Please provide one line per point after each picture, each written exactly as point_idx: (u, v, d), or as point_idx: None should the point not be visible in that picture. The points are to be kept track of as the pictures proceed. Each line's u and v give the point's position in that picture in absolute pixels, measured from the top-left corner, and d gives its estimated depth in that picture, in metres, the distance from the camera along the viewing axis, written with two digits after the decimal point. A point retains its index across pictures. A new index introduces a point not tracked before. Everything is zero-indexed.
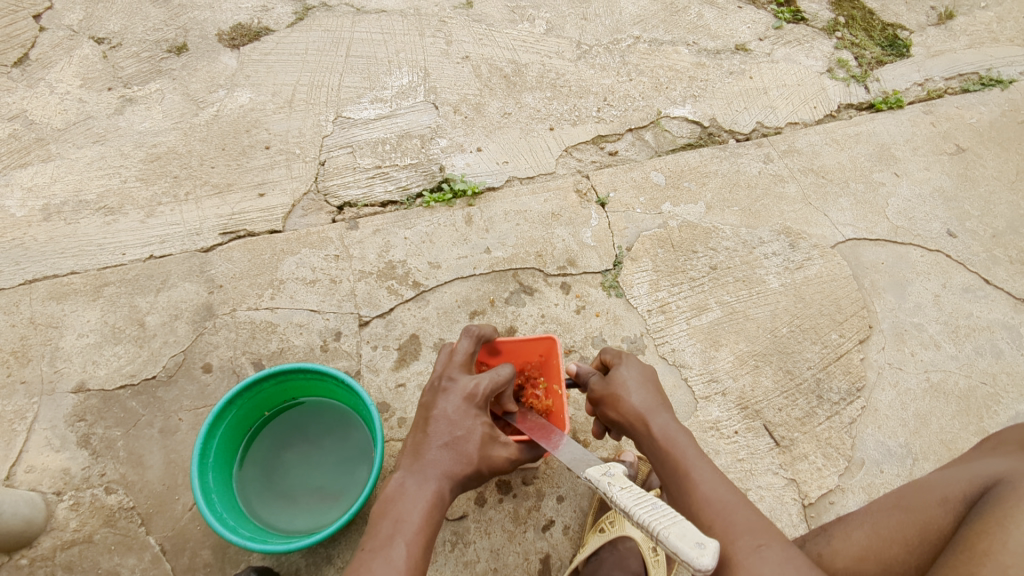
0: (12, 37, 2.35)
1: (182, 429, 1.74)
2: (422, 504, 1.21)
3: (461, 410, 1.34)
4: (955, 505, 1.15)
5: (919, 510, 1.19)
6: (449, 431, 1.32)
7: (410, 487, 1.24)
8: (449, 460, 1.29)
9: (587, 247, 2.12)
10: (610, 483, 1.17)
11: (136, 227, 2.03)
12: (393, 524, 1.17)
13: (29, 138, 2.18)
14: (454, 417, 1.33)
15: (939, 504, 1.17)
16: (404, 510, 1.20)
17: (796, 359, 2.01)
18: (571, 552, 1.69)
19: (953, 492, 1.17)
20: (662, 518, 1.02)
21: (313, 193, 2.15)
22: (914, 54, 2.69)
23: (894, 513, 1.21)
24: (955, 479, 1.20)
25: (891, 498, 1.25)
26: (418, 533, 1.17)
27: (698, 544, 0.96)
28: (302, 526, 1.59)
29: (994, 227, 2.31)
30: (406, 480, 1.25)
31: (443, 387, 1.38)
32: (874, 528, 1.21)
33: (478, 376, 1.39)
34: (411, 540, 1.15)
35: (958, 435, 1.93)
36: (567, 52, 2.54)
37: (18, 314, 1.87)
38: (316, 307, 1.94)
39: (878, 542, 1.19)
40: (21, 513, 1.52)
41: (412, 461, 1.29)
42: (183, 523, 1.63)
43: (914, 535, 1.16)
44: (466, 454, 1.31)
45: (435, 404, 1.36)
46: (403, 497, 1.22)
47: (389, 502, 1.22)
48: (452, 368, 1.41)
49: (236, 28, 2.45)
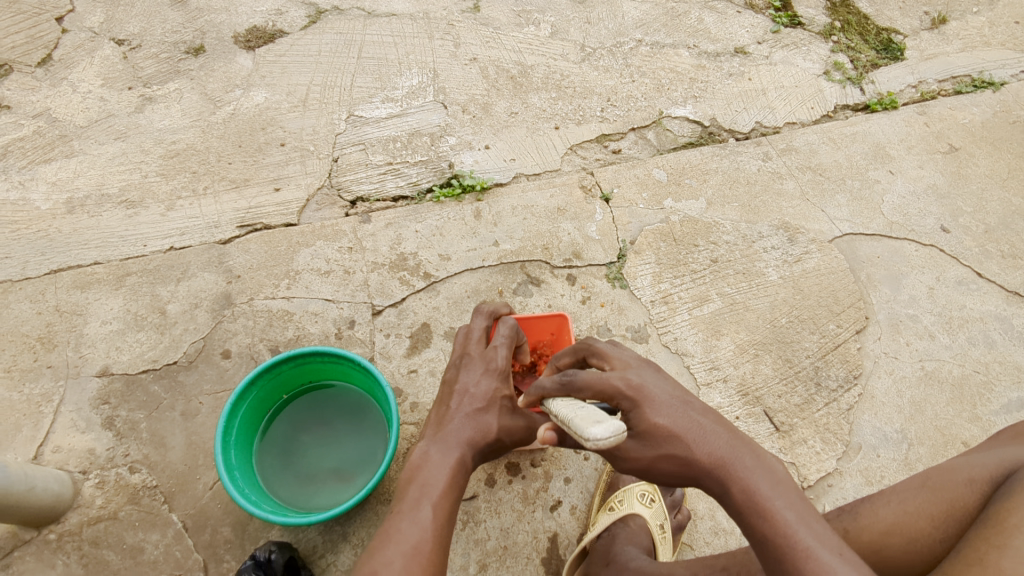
0: (36, 39, 2.43)
1: (202, 412, 1.81)
2: (446, 470, 1.26)
3: (482, 382, 1.40)
4: (982, 484, 1.18)
5: (946, 489, 1.23)
6: (471, 402, 1.37)
7: (433, 454, 1.28)
8: (471, 429, 1.33)
9: (592, 241, 2.19)
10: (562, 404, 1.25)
11: (157, 220, 2.11)
12: (420, 489, 1.21)
13: (53, 135, 2.25)
14: (475, 390, 1.39)
15: (966, 484, 1.20)
16: (429, 475, 1.24)
17: (794, 348, 2.07)
18: (578, 531, 1.75)
19: (979, 472, 1.20)
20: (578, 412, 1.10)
21: (327, 189, 2.22)
22: (908, 57, 2.77)
23: (922, 492, 1.26)
24: (981, 461, 1.23)
25: (919, 478, 1.29)
26: (443, 496, 1.21)
27: (593, 423, 1.01)
28: (323, 504, 1.64)
29: (986, 223, 2.38)
30: (429, 449, 1.29)
31: (464, 362, 1.44)
32: (900, 505, 1.27)
33: (494, 349, 1.45)
34: (437, 503, 1.20)
35: (952, 421, 1.99)
36: (572, 55, 2.62)
37: (44, 301, 1.93)
38: (330, 297, 2.01)
39: (905, 518, 1.25)
40: (51, 489, 1.58)
41: (436, 432, 1.33)
42: (203, 502, 1.69)
43: (940, 512, 1.21)
44: (487, 423, 1.35)
45: (457, 378, 1.41)
46: (427, 464, 1.26)
47: (414, 469, 1.26)
48: (472, 346, 1.48)
49: (251, 31, 2.53)
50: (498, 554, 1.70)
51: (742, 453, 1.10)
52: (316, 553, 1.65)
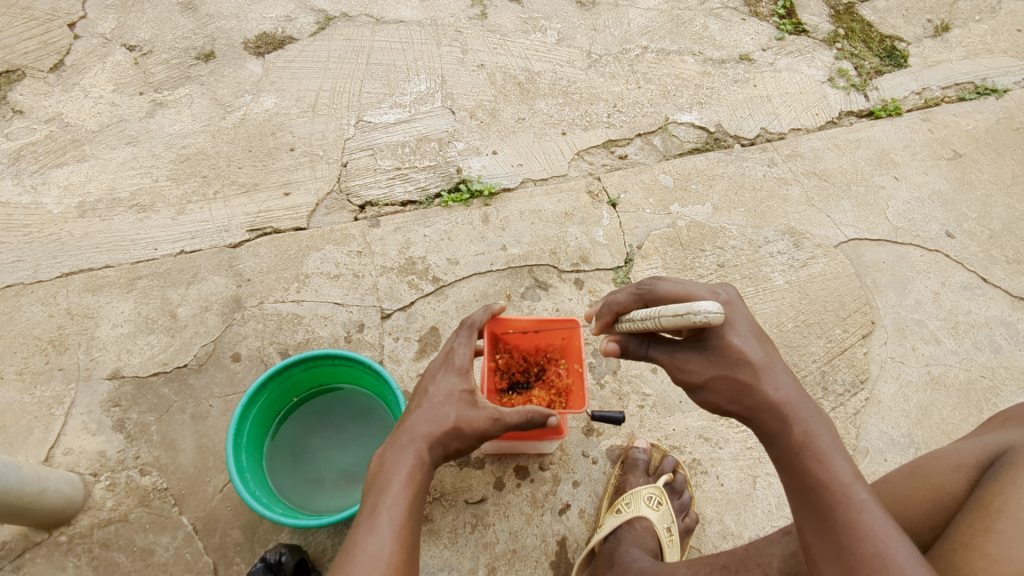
0: (48, 44, 2.45)
1: (213, 415, 1.81)
2: (402, 469, 1.22)
3: (439, 381, 1.40)
4: (969, 470, 1.16)
5: (934, 476, 1.21)
6: (428, 400, 1.35)
7: (388, 456, 1.25)
8: (427, 424, 1.30)
9: (599, 245, 2.20)
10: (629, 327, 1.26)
11: (168, 224, 2.12)
12: (376, 493, 1.19)
13: (65, 139, 2.27)
14: (433, 392, 1.37)
15: (953, 470, 1.18)
16: (384, 478, 1.21)
17: (801, 353, 2.08)
18: (586, 535, 1.75)
19: (966, 457, 1.18)
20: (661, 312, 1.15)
21: (336, 193, 2.24)
22: (911, 64, 2.79)
23: (910, 480, 1.25)
24: (967, 446, 1.20)
25: (909, 466, 1.28)
26: (400, 495, 1.18)
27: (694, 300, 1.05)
28: (334, 506, 1.65)
29: (991, 228, 2.39)
30: (383, 451, 1.27)
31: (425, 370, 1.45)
32: (890, 494, 1.27)
33: (452, 347, 1.46)
34: (394, 505, 1.16)
35: (958, 426, 2.00)
36: (578, 61, 2.64)
37: (55, 304, 1.95)
38: (339, 300, 2.02)
39: (894, 506, 1.25)
40: (62, 491, 1.59)
41: (392, 435, 1.31)
42: (214, 504, 1.70)
43: (928, 500, 1.20)
44: (445, 416, 1.32)
45: (419, 386, 1.42)
46: (382, 466, 1.23)
47: (372, 476, 1.24)
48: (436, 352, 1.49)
49: (261, 37, 2.55)
50: (507, 558, 1.71)
51: (809, 403, 1.12)
52: (326, 555, 1.66)
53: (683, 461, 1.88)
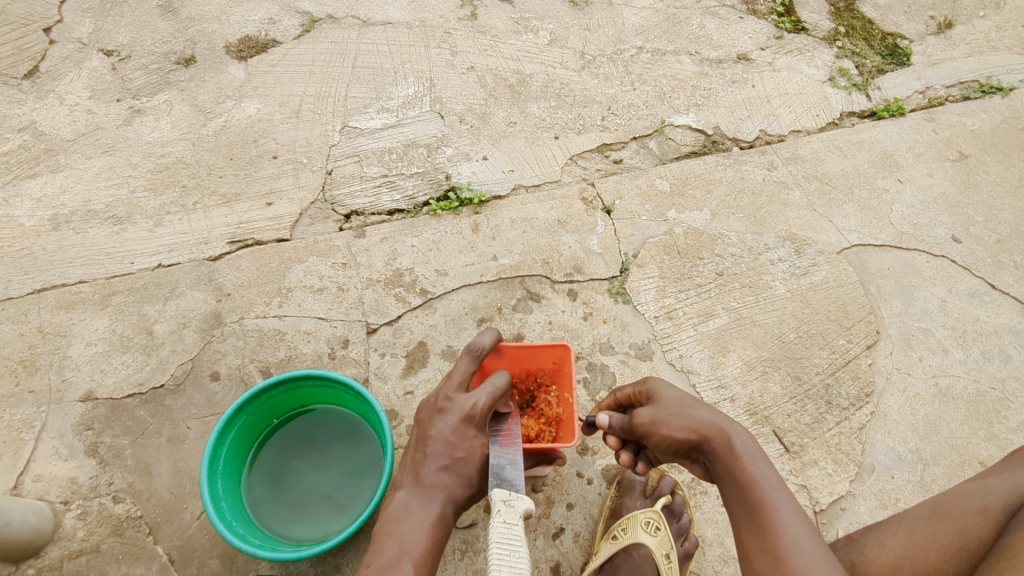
0: (23, 50, 2.37)
1: (190, 438, 1.74)
2: (425, 524, 1.27)
3: (459, 431, 1.37)
4: (996, 514, 1.12)
5: (958, 519, 1.16)
6: (448, 453, 1.36)
7: (415, 508, 1.30)
8: (451, 482, 1.34)
9: (594, 254, 2.12)
10: (499, 513, 1.20)
11: (144, 236, 2.04)
12: (399, 543, 1.23)
13: (38, 149, 2.19)
14: (452, 439, 1.37)
15: (980, 513, 1.14)
16: (408, 530, 1.25)
17: (804, 365, 2.00)
18: (581, 560, 1.68)
19: (992, 501, 1.15)
20: (505, 568, 1.09)
21: (321, 202, 2.16)
22: (914, 63, 2.71)
23: (930, 522, 1.20)
24: (992, 488, 1.18)
25: (928, 507, 1.24)
26: (424, 552, 1.23)
27: None
28: (313, 534, 1.58)
29: (998, 232, 2.31)
30: (410, 501, 1.31)
31: (440, 407, 1.40)
32: (909, 537, 1.20)
33: (474, 394, 1.41)
34: (417, 558, 1.21)
35: (968, 440, 1.92)
36: (571, 63, 2.56)
37: (26, 322, 1.87)
38: (323, 315, 1.94)
39: (914, 550, 1.18)
40: (29, 522, 1.52)
41: (415, 482, 1.34)
42: (190, 532, 1.63)
43: (951, 544, 1.14)
44: (467, 474, 1.36)
45: (431, 424, 1.39)
46: (408, 517, 1.28)
47: (394, 521, 1.27)
48: (449, 387, 1.43)
49: (244, 40, 2.47)
50: None
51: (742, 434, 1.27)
52: None
53: (682, 481, 1.80)
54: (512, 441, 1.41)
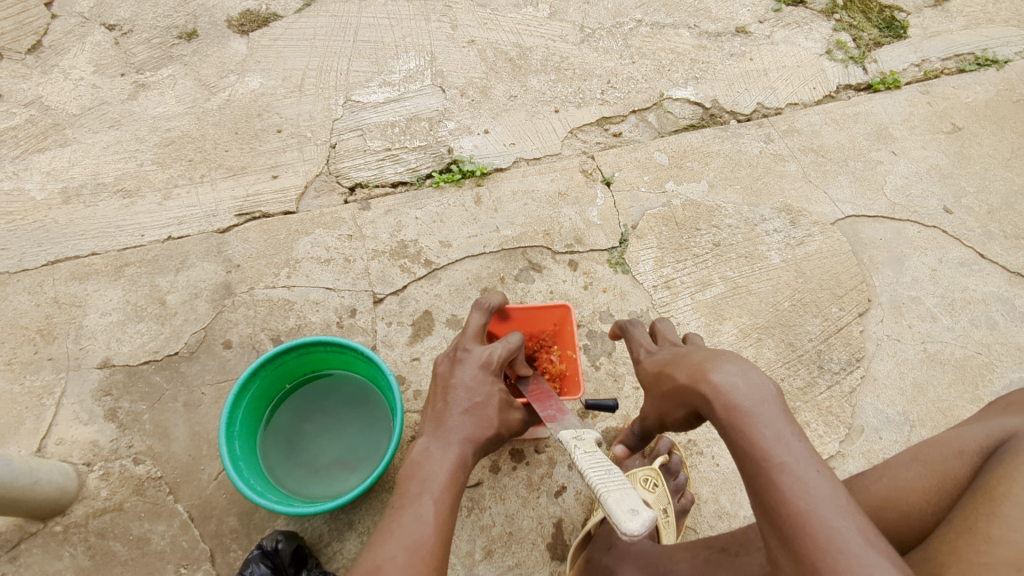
0: (25, 24, 2.37)
1: (205, 403, 1.81)
2: (446, 465, 1.27)
3: (478, 377, 1.42)
4: (973, 456, 1.12)
5: (938, 462, 1.17)
6: (468, 397, 1.39)
7: (435, 451, 1.30)
8: (471, 425, 1.36)
9: (594, 225, 2.17)
10: (577, 447, 1.20)
11: (154, 209, 2.09)
12: (420, 484, 1.23)
13: (45, 123, 2.22)
14: (471, 384, 1.41)
15: (956, 456, 1.14)
16: (430, 471, 1.25)
17: (797, 332, 2.07)
18: (582, 516, 1.76)
19: (970, 443, 1.15)
20: (609, 482, 1.04)
21: (325, 175, 2.19)
22: (911, 36, 2.72)
23: (913, 466, 1.20)
24: (970, 432, 1.17)
25: (911, 452, 1.24)
26: (445, 492, 1.23)
27: (630, 510, 0.96)
28: (322, 492, 1.65)
29: (989, 203, 2.36)
30: (430, 444, 1.31)
31: (458, 356, 1.46)
32: (892, 480, 1.21)
33: (492, 346, 1.48)
34: (439, 497, 1.21)
35: (954, 402, 2.00)
36: (570, 36, 2.57)
37: (42, 293, 1.93)
38: (331, 285, 2.00)
39: (898, 492, 1.19)
40: (55, 481, 1.59)
41: (435, 427, 1.35)
42: (208, 492, 1.70)
43: (932, 485, 1.15)
44: (486, 418, 1.39)
45: (452, 373, 1.43)
46: (428, 459, 1.28)
47: (415, 465, 1.28)
48: (466, 339, 1.50)
49: (245, 14, 2.46)
50: (503, 540, 1.72)
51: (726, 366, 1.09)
52: (322, 541, 1.67)
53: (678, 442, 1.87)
54: (548, 395, 1.49)
